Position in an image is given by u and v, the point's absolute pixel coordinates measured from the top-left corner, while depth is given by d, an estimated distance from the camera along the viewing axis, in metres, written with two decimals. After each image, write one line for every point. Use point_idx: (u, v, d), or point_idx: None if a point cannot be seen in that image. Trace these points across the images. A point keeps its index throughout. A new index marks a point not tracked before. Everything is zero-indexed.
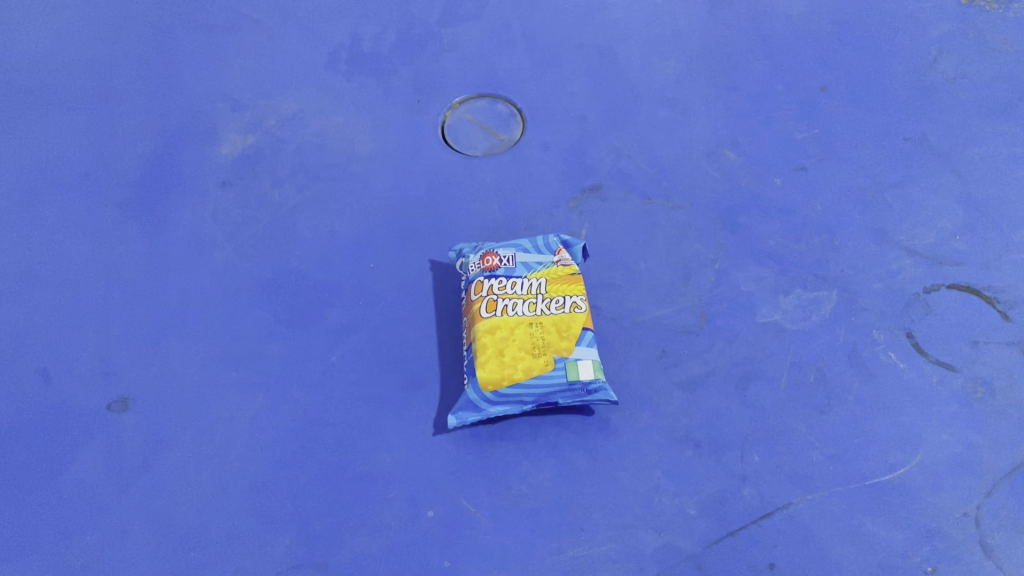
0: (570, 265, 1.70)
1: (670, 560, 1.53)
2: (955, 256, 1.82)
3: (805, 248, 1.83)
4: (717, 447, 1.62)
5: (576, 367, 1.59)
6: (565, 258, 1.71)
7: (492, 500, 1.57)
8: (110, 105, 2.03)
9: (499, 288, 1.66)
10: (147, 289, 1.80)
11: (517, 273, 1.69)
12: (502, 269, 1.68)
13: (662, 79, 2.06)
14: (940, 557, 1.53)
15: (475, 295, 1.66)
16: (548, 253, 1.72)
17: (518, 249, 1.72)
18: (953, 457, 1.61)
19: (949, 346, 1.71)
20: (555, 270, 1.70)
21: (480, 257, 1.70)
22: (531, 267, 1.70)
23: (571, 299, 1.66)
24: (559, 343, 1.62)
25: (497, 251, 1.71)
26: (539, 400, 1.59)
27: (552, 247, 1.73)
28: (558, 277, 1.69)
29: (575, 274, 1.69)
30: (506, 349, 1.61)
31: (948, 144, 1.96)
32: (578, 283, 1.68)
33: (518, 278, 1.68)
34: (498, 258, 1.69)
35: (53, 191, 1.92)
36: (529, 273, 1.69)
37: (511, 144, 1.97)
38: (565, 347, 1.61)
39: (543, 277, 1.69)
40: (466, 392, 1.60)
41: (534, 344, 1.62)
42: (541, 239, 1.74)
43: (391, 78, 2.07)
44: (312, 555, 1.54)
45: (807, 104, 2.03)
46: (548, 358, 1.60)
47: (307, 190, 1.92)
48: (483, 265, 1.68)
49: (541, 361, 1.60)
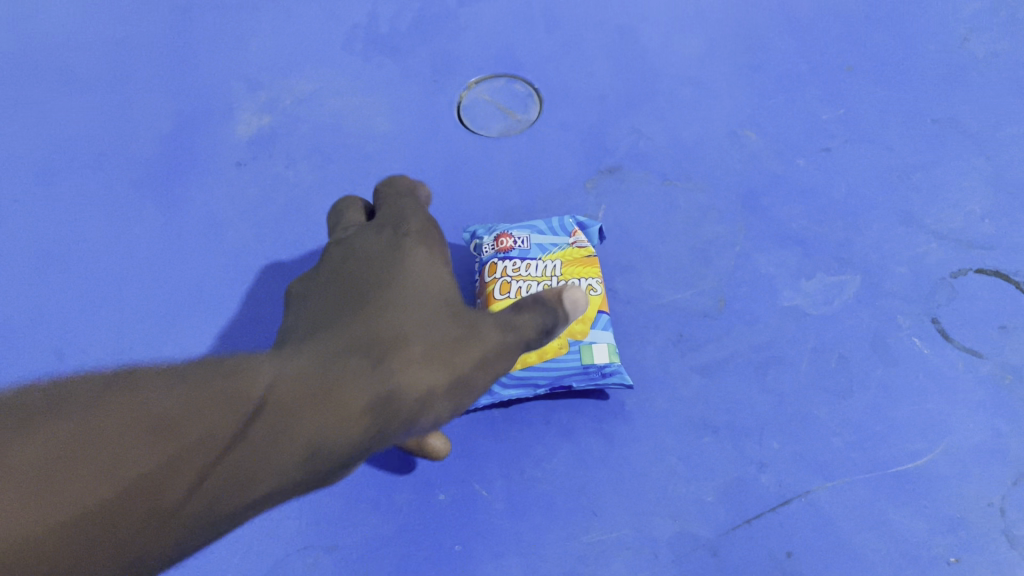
0: (585, 247, 1.69)
1: (686, 546, 1.50)
2: (984, 240, 1.76)
3: (828, 231, 1.79)
4: (735, 433, 1.59)
5: (591, 350, 1.58)
6: (580, 240, 1.70)
7: (505, 482, 1.57)
8: (127, 84, 2.03)
9: (513, 270, 1.64)
10: (163, 269, 1.80)
11: (532, 255, 1.68)
12: (517, 251, 1.67)
13: (683, 58, 2.02)
14: (965, 547, 1.49)
15: (488, 277, 1.64)
16: (563, 234, 1.71)
17: (532, 231, 1.71)
18: (978, 446, 1.57)
19: (976, 332, 1.66)
20: (570, 253, 1.68)
21: (493, 239, 1.69)
22: (545, 249, 1.69)
23: (586, 282, 1.64)
24: (573, 326, 1.60)
25: (509, 232, 1.70)
26: (552, 383, 1.58)
27: (567, 229, 1.72)
28: (574, 259, 1.67)
29: (591, 257, 1.68)
30: None
31: (977, 125, 1.90)
32: (593, 266, 1.67)
33: (533, 260, 1.67)
34: (512, 240, 1.68)
35: (69, 172, 1.92)
36: (543, 255, 1.68)
37: (528, 125, 1.94)
38: (580, 330, 1.60)
39: (558, 260, 1.68)
40: None
41: None
42: (556, 221, 1.73)
43: (408, 58, 2.04)
44: (323, 538, 1.54)
45: (832, 84, 1.98)
46: (563, 341, 1.58)
47: (322, 170, 1.91)
48: (497, 247, 1.67)
49: (555, 344, 1.58)
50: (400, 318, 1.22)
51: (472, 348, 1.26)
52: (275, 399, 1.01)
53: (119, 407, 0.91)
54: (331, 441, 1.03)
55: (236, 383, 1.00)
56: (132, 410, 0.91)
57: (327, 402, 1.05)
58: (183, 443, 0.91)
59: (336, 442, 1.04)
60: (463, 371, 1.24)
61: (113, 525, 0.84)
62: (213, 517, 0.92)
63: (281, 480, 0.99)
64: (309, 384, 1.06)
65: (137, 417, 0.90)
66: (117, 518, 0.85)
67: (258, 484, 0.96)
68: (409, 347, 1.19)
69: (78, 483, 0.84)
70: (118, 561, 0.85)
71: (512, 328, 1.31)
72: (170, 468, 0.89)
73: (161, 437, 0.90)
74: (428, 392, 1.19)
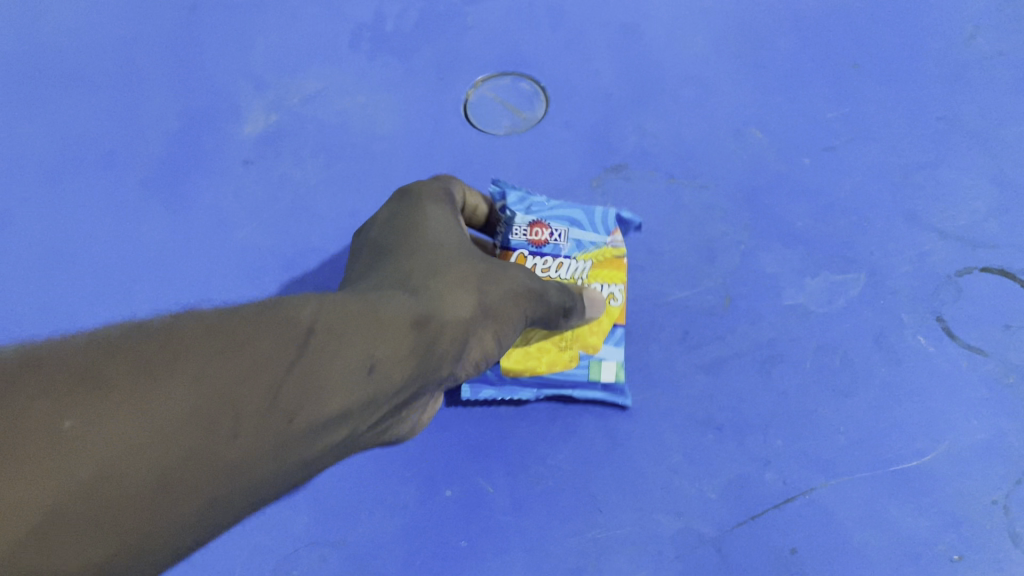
0: (618, 253, 1.71)
1: (689, 543, 1.53)
2: (988, 239, 1.76)
3: (833, 229, 1.79)
4: (739, 431, 1.61)
5: (600, 367, 1.64)
6: (616, 242, 1.72)
7: (510, 479, 1.60)
8: (135, 83, 2.04)
9: (543, 267, 1.67)
10: (171, 268, 1.83)
11: (565, 252, 1.70)
12: (550, 247, 1.69)
13: (688, 56, 2.01)
14: (966, 545, 1.51)
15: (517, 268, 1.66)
16: (603, 232, 1.72)
17: (569, 224, 1.71)
18: (981, 445, 1.58)
19: (980, 330, 1.67)
20: (601, 256, 1.70)
21: (530, 224, 1.68)
22: (579, 246, 1.71)
23: (610, 293, 1.68)
24: (588, 338, 1.64)
25: (546, 221, 1.70)
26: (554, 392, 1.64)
27: (606, 226, 1.72)
28: (603, 265, 1.70)
29: (620, 266, 1.71)
30: (534, 337, 1.63)
31: (982, 124, 1.89)
32: (620, 277, 1.70)
33: (564, 259, 1.69)
34: (547, 234, 1.68)
35: (78, 171, 1.94)
36: (576, 254, 1.70)
37: (533, 123, 1.95)
38: (593, 344, 1.64)
39: (589, 262, 1.70)
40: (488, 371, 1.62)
41: (563, 336, 1.64)
42: (596, 215, 1.73)
43: (414, 56, 2.04)
44: (330, 532, 1.57)
45: (838, 82, 1.97)
46: (573, 354, 1.64)
47: (328, 168, 1.92)
48: (532, 239, 1.67)
49: (565, 356, 1.64)
50: (437, 257, 1.25)
51: (500, 284, 1.28)
52: (319, 326, 0.96)
53: (184, 327, 0.86)
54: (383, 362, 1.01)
55: (283, 310, 0.96)
56: (192, 328, 0.87)
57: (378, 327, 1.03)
58: (251, 359, 0.87)
59: (402, 354, 1.04)
60: (495, 307, 1.25)
61: (202, 440, 0.80)
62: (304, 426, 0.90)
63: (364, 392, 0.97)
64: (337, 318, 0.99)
65: (193, 339, 0.85)
66: (210, 431, 0.80)
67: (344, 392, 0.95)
68: (448, 286, 1.19)
69: (165, 389, 0.79)
70: (221, 474, 0.81)
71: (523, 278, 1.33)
72: (242, 383, 0.85)
73: (229, 350, 0.86)
74: (473, 316, 1.19)
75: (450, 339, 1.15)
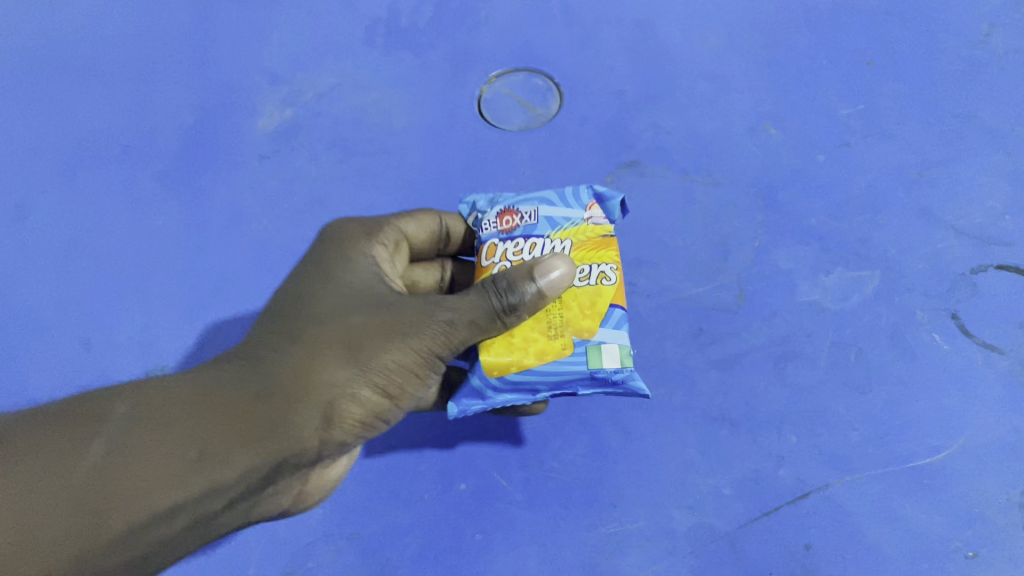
0: (601, 226, 1.51)
1: (703, 538, 1.54)
2: (1004, 236, 1.76)
3: (848, 226, 1.79)
4: (753, 427, 1.61)
5: (600, 353, 1.41)
6: (596, 216, 1.52)
7: (524, 473, 1.61)
8: (149, 77, 2.04)
9: (513, 253, 1.49)
10: (186, 261, 1.85)
11: (538, 232, 1.50)
12: (520, 230, 1.51)
13: (703, 52, 2.01)
14: (982, 542, 1.51)
15: (486, 261, 1.50)
16: (578, 207, 1.53)
17: (540, 202, 1.53)
18: (996, 442, 1.57)
19: (995, 328, 1.66)
20: (582, 231, 1.50)
21: (498, 215, 1.54)
22: (553, 225, 1.51)
23: (598, 269, 1.46)
24: (581, 322, 1.42)
25: (517, 207, 1.54)
26: (552, 389, 1.41)
27: (582, 201, 1.53)
28: (586, 240, 1.49)
29: (607, 238, 1.49)
30: (516, 330, 1.43)
31: (998, 122, 1.88)
32: (609, 249, 1.48)
33: (537, 239, 1.49)
34: (516, 218, 1.52)
35: (95, 164, 1.95)
36: (551, 233, 1.50)
37: (547, 119, 1.95)
38: (588, 328, 1.42)
39: (568, 239, 1.49)
40: (471, 379, 1.45)
41: (552, 324, 1.43)
42: (570, 192, 1.55)
43: (428, 52, 2.04)
44: (345, 525, 1.59)
45: (852, 79, 1.96)
46: (567, 341, 1.41)
47: (343, 163, 1.93)
48: (500, 228, 1.52)
49: (558, 344, 1.41)
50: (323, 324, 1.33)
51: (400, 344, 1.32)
52: (128, 436, 1.18)
53: (56, 431, 1.19)
54: (217, 450, 1.19)
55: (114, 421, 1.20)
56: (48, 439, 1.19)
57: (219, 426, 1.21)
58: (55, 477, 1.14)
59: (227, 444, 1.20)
60: (375, 367, 1.30)
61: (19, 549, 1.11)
62: (111, 532, 1.13)
63: (184, 492, 1.16)
64: (161, 423, 1.20)
65: (45, 450, 1.17)
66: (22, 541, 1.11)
67: (160, 498, 1.15)
68: (312, 357, 1.29)
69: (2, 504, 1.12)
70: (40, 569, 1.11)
71: (454, 308, 1.35)
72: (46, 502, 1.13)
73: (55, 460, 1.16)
74: (343, 389, 1.28)
75: (315, 407, 1.26)
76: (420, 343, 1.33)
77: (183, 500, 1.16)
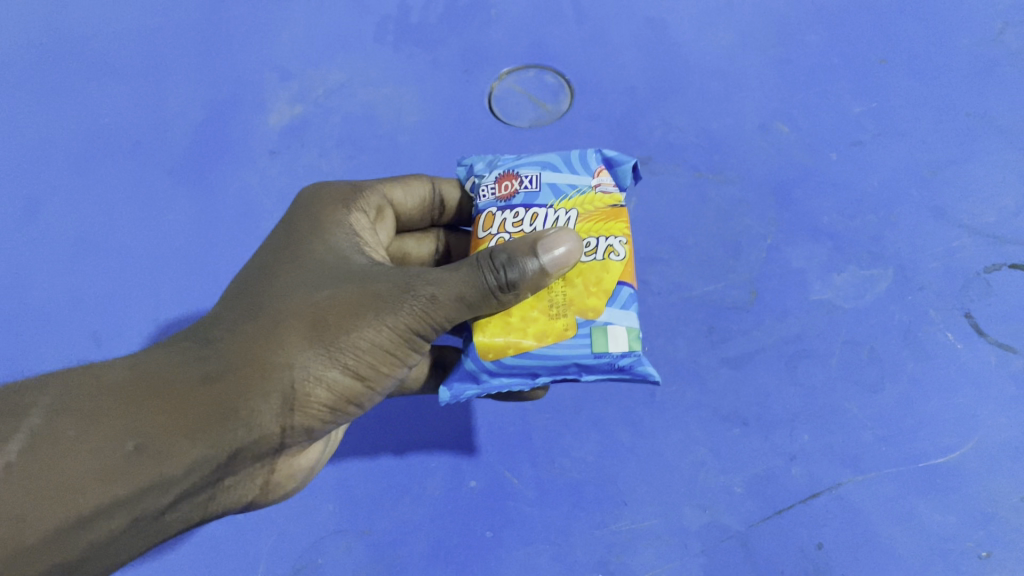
0: (609, 196, 1.47)
1: (714, 537, 1.54)
2: (1018, 235, 1.74)
3: (860, 224, 1.78)
4: (765, 426, 1.61)
5: (604, 335, 1.37)
6: (604, 185, 1.49)
7: (534, 470, 1.61)
8: (160, 72, 2.05)
9: (513, 222, 1.45)
10: (197, 256, 1.85)
11: (539, 201, 1.46)
12: (520, 197, 1.47)
13: (714, 50, 2.00)
14: (995, 541, 1.51)
15: (484, 230, 1.46)
16: (584, 174, 1.50)
17: (544, 169, 1.49)
18: (1010, 442, 1.57)
19: (1009, 328, 1.65)
20: (587, 202, 1.46)
21: (498, 180, 1.50)
22: (556, 193, 1.47)
23: (604, 243, 1.42)
24: (585, 301, 1.39)
25: (517, 172, 1.50)
26: (552, 372, 1.38)
27: (590, 168, 1.51)
28: (592, 212, 1.45)
29: (614, 210, 1.46)
30: (514, 308, 1.39)
31: (1012, 120, 1.86)
32: (616, 222, 1.44)
33: (539, 208, 1.45)
34: (517, 185, 1.48)
35: (105, 160, 1.96)
36: (554, 202, 1.46)
37: (558, 117, 1.94)
38: (592, 308, 1.39)
39: (573, 209, 1.45)
40: (466, 362, 1.42)
41: (553, 304, 1.39)
42: (578, 158, 1.51)
43: (438, 48, 2.04)
44: (356, 522, 1.59)
45: (864, 77, 1.95)
46: (569, 322, 1.38)
47: (353, 160, 1.93)
48: (499, 195, 1.48)
49: (560, 325, 1.38)
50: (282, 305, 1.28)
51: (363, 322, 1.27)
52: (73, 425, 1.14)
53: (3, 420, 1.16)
54: (156, 444, 1.14)
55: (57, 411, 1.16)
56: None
57: (170, 410, 1.17)
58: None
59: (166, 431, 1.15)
60: (346, 346, 1.25)
61: None
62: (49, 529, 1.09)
63: (121, 487, 1.11)
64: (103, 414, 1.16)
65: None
66: None
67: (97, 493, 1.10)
68: (271, 340, 1.24)
69: None
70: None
71: (432, 285, 1.28)
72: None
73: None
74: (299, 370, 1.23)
75: (269, 394, 1.21)
76: (389, 320, 1.27)
77: (133, 490, 1.12)
